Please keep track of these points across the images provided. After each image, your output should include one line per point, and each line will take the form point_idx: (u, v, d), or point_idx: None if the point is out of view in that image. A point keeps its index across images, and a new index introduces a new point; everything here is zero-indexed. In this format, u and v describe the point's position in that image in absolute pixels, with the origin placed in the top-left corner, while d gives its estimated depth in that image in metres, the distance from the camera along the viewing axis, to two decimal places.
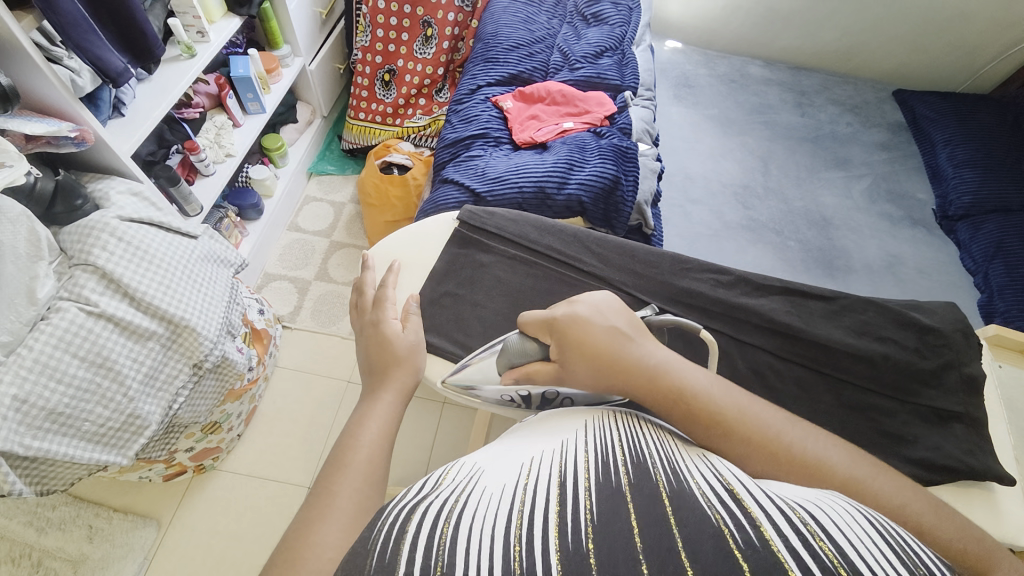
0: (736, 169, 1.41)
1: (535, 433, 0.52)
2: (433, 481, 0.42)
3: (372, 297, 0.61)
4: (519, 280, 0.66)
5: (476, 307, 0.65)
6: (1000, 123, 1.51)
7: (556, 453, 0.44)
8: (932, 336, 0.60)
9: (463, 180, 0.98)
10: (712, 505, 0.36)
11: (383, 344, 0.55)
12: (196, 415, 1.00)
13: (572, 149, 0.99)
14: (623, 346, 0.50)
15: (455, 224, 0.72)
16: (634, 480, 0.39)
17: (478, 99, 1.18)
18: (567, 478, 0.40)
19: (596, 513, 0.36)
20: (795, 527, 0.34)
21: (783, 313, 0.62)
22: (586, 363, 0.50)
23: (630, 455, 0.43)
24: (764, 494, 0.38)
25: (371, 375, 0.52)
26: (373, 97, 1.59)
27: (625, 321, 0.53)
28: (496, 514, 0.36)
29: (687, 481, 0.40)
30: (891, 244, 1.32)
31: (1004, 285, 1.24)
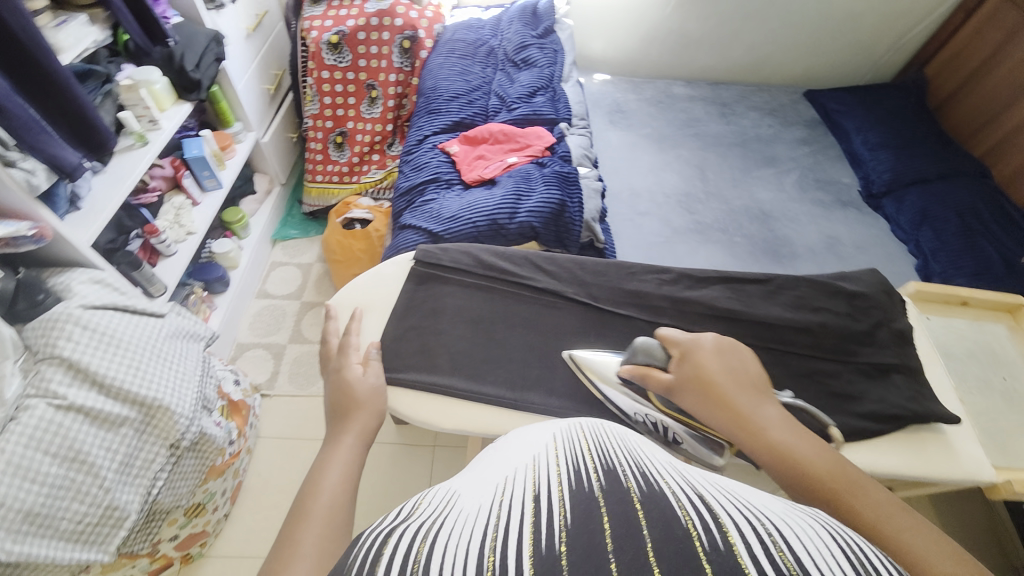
0: (677, 180, 1.53)
1: (503, 447, 0.52)
2: (410, 508, 0.41)
3: (337, 344, 0.60)
4: (479, 307, 0.64)
5: (440, 336, 0.62)
6: (901, 106, 1.68)
7: (529, 468, 0.43)
8: (859, 300, 0.67)
9: (420, 223, 1.04)
10: (683, 510, 0.36)
11: (339, 392, 0.54)
12: (177, 498, 0.97)
13: (518, 181, 1.05)
14: (737, 393, 0.52)
15: (412, 264, 0.69)
16: (605, 485, 0.39)
17: (426, 148, 1.25)
18: (542, 491, 0.39)
19: (569, 517, 0.35)
20: (760, 536, 0.33)
21: (725, 299, 0.65)
22: (693, 391, 0.52)
23: (600, 462, 0.43)
24: (731, 501, 0.38)
25: (332, 419, 0.52)
26: (328, 160, 1.66)
27: (749, 372, 0.54)
28: (467, 534, 0.35)
29: (659, 485, 0.40)
30: (827, 227, 1.45)
31: (935, 248, 1.35)
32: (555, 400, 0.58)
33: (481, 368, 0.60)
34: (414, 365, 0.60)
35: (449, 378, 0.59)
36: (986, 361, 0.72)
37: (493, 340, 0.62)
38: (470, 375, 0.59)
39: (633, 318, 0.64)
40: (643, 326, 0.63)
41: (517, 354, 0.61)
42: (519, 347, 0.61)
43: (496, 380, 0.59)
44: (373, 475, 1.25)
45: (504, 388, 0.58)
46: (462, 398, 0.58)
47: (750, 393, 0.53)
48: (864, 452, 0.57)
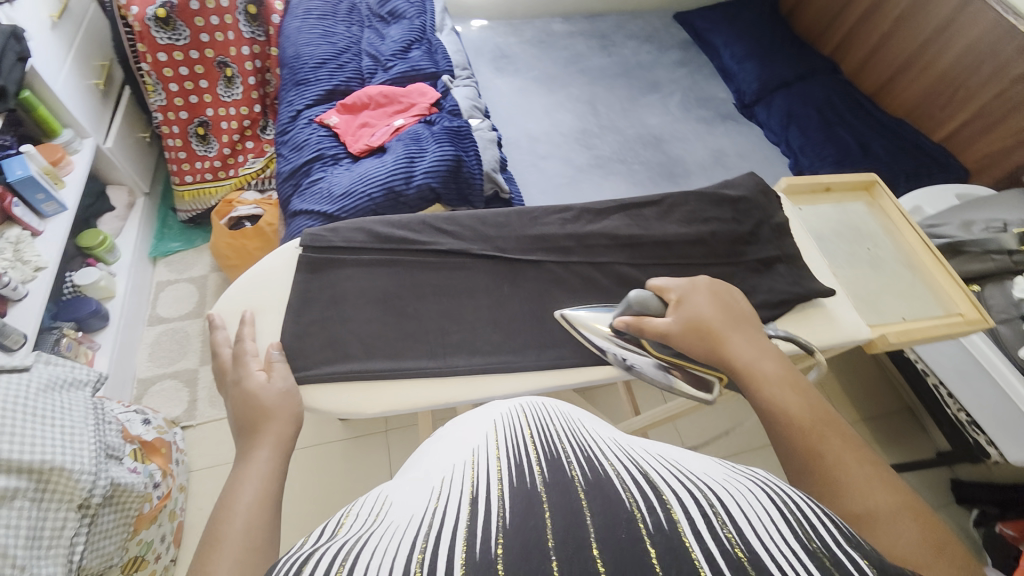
0: (572, 118, 1.54)
1: (440, 446, 0.46)
2: (330, 528, 0.35)
3: (230, 356, 0.53)
4: (386, 285, 0.58)
5: (346, 321, 0.56)
6: (759, 16, 1.79)
7: (468, 461, 0.38)
8: (741, 203, 0.71)
9: (311, 207, 0.95)
10: (629, 491, 0.33)
11: (241, 406, 0.49)
12: (106, 557, 0.88)
13: (407, 143, 0.99)
14: (735, 337, 0.52)
15: (297, 252, 0.59)
16: (549, 478, 0.35)
17: (302, 123, 1.13)
18: (479, 486, 0.34)
19: (509, 515, 0.31)
20: (704, 508, 0.31)
21: (625, 227, 0.67)
22: (692, 336, 0.52)
23: (543, 451, 0.39)
24: (675, 479, 0.35)
25: (239, 436, 0.47)
26: (194, 156, 1.45)
27: (742, 316, 0.55)
28: (394, 542, 0.29)
29: (603, 468, 0.36)
30: (713, 142, 1.55)
31: (803, 144, 1.49)
32: (480, 359, 0.55)
33: (399, 344, 0.55)
34: (324, 360, 0.54)
35: (368, 363, 0.54)
36: (841, 237, 0.76)
37: (405, 314, 0.57)
38: (388, 355, 0.54)
39: (543, 262, 0.63)
40: (554, 269, 0.62)
41: (434, 322, 0.57)
42: (434, 315, 0.57)
43: (419, 354, 0.55)
44: (330, 474, 1.21)
45: (427, 359, 0.55)
46: (382, 381, 0.53)
47: (746, 333, 0.53)
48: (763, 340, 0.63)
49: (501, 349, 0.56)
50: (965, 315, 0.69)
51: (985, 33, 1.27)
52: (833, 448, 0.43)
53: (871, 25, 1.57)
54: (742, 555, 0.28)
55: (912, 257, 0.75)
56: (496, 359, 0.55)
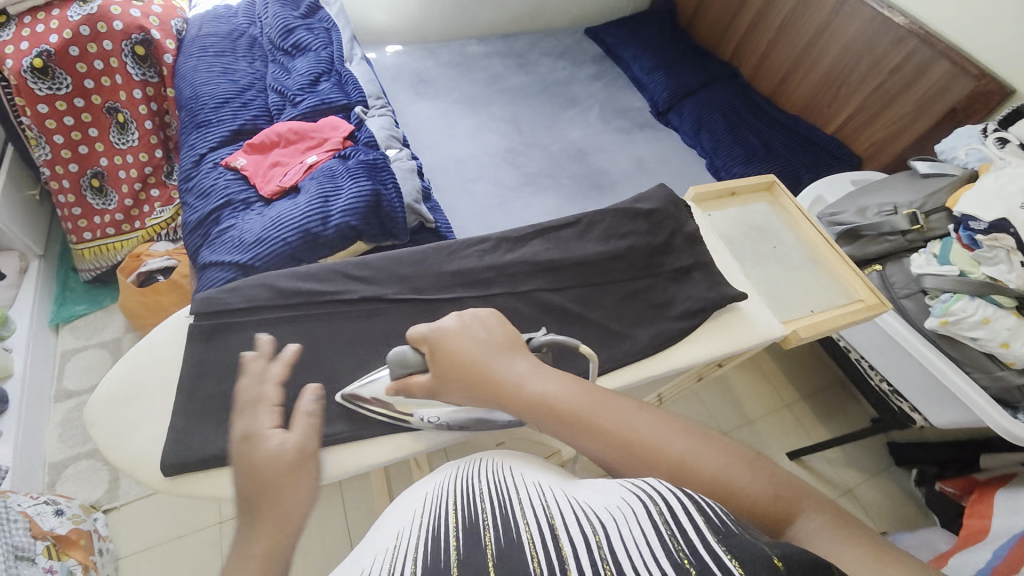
0: (497, 138, 1.55)
1: (390, 520, 0.46)
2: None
3: (268, 397, 0.50)
4: (286, 343, 0.55)
5: (257, 390, 0.51)
6: (661, 29, 1.90)
7: (394, 547, 0.38)
8: (655, 215, 0.73)
9: (223, 257, 0.88)
10: (533, 550, 0.34)
11: (257, 464, 0.45)
12: None
13: (321, 181, 0.94)
14: (498, 357, 0.50)
15: (190, 322, 0.54)
16: (463, 550, 0.35)
17: (206, 168, 1.06)
18: (400, 572, 0.34)
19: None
20: (591, 553, 0.32)
21: (545, 251, 0.67)
22: (459, 379, 0.50)
23: (462, 520, 0.39)
24: (575, 522, 0.36)
25: (245, 512, 0.42)
26: (91, 210, 1.33)
27: (497, 337, 0.52)
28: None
29: (515, 526, 0.37)
30: (633, 150, 1.61)
31: (715, 146, 1.58)
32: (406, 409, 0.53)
33: (310, 408, 0.51)
34: (223, 438, 0.49)
35: (274, 436, 0.49)
36: (752, 237, 0.81)
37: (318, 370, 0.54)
38: (297, 423, 0.50)
39: (463, 298, 0.61)
40: (476, 303, 0.61)
41: (345, 379, 0.55)
42: (349, 369, 0.56)
43: (335, 416, 0.51)
44: None
45: (345, 420, 0.52)
46: (292, 454, 0.48)
47: (502, 352, 0.51)
48: (688, 349, 0.64)
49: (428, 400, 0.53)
50: (866, 301, 0.74)
51: (860, 31, 1.41)
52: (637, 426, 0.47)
53: (758, 34, 1.72)
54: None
55: (815, 251, 0.81)
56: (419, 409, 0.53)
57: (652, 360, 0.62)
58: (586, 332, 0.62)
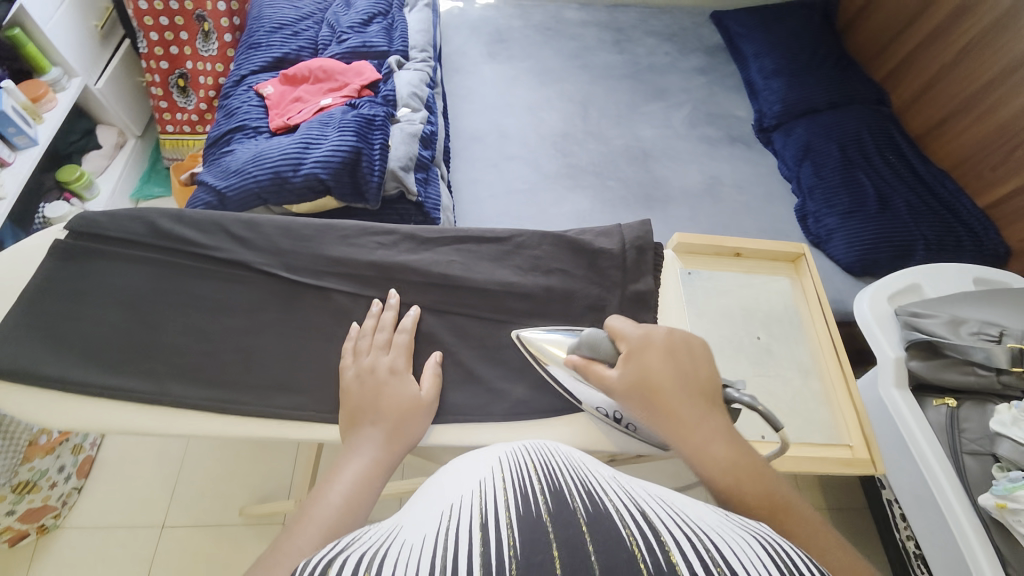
0: (555, 118, 1.40)
1: (445, 472, 0.45)
2: (344, 541, 0.33)
3: (403, 344, 0.53)
4: (137, 283, 0.54)
5: (90, 321, 0.52)
6: (805, 26, 1.54)
7: (479, 486, 0.37)
8: (601, 259, 0.60)
9: (208, 179, 0.92)
10: (627, 524, 0.32)
11: (393, 400, 0.49)
12: None
13: (314, 126, 0.92)
14: (683, 404, 0.45)
15: (61, 237, 0.55)
16: (554, 508, 0.33)
17: (241, 90, 1.09)
18: (493, 507, 0.33)
19: (519, 545, 0.29)
20: (703, 554, 0.30)
21: (446, 263, 0.59)
22: (637, 402, 0.46)
23: (548, 481, 0.38)
24: (673, 522, 0.34)
25: (370, 417, 0.48)
26: (175, 107, 1.45)
27: (698, 371, 0.48)
28: (411, 555, 0.29)
29: (602, 500, 0.36)
30: (710, 166, 1.36)
31: (813, 185, 1.28)
32: (205, 391, 0.51)
33: (119, 356, 0.51)
34: (33, 356, 0.50)
35: (73, 373, 0.50)
36: (735, 318, 0.62)
37: (145, 323, 0.53)
38: (104, 367, 0.50)
39: (331, 290, 0.56)
40: (341, 300, 0.56)
41: (168, 340, 0.52)
42: (182, 333, 0.53)
43: (137, 372, 0.51)
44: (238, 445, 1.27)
45: (144, 381, 0.50)
46: (81, 398, 0.49)
47: (700, 397, 0.46)
48: (563, 431, 0.53)
49: (233, 387, 0.51)
50: (852, 452, 0.55)
51: None
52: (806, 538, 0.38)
53: (932, 52, 1.31)
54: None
55: (818, 362, 0.61)
56: (218, 394, 0.51)
57: (506, 426, 0.53)
58: (444, 370, 0.55)
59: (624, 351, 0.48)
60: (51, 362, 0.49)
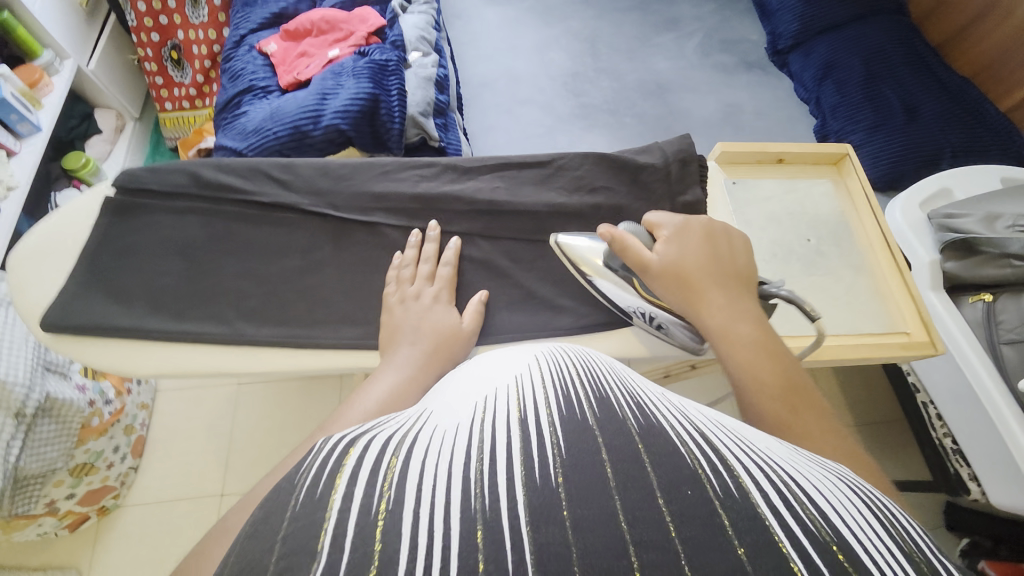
0: (564, 58, 1.35)
1: (460, 374, 0.40)
2: (376, 426, 0.29)
3: (446, 275, 0.53)
4: (188, 234, 0.54)
5: (150, 274, 0.52)
6: None
7: (510, 388, 0.32)
8: (646, 174, 0.59)
9: (227, 141, 0.91)
10: (685, 442, 0.27)
11: (435, 324, 0.49)
12: (49, 463, 0.95)
13: (327, 77, 0.90)
14: (714, 285, 0.46)
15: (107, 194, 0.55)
16: (597, 413, 0.28)
17: (242, 51, 1.06)
18: (530, 412, 0.28)
19: (565, 443, 0.26)
20: (779, 484, 0.25)
21: (490, 190, 0.58)
22: (669, 284, 0.47)
23: (591, 387, 0.32)
24: (733, 440, 0.29)
25: (414, 334, 0.48)
26: (171, 82, 1.41)
27: (734, 260, 0.49)
28: (446, 457, 0.25)
29: (656, 412, 0.30)
30: (727, 94, 1.33)
31: (836, 104, 1.24)
32: (273, 330, 0.51)
33: (185, 303, 0.51)
34: (97, 312, 0.50)
35: (139, 323, 0.50)
36: (785, 223, 0.63)
37: (203, 269, 0.53)
38: (175, 313, 0.51)
39: (380, 225, 0.56)
40: (392, 235, 0.56)
41: (225, 283, 0.52)
42: (239, 278, 0.53)
43: (205, 317, 0.51)
44: (284, 412, 1.27)
45: (215, 324, 0.51)
46: (153, 343, 0.49)
47: (731, 281, 0.47)
48: (625, 340, 0.55)
49: (298, 325, 0.52)
50: (910, 336, 0.56)
51: None
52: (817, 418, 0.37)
53: None
54: (833, 543, 0.22)
55: (867, 260, 0.61)
56: (291, 331, 0.51)
57: (572, 340, 0.54)
58: (506, 293, 0.55)
59: (664, 236, 0.49)
60: (121, 317, 0.50)
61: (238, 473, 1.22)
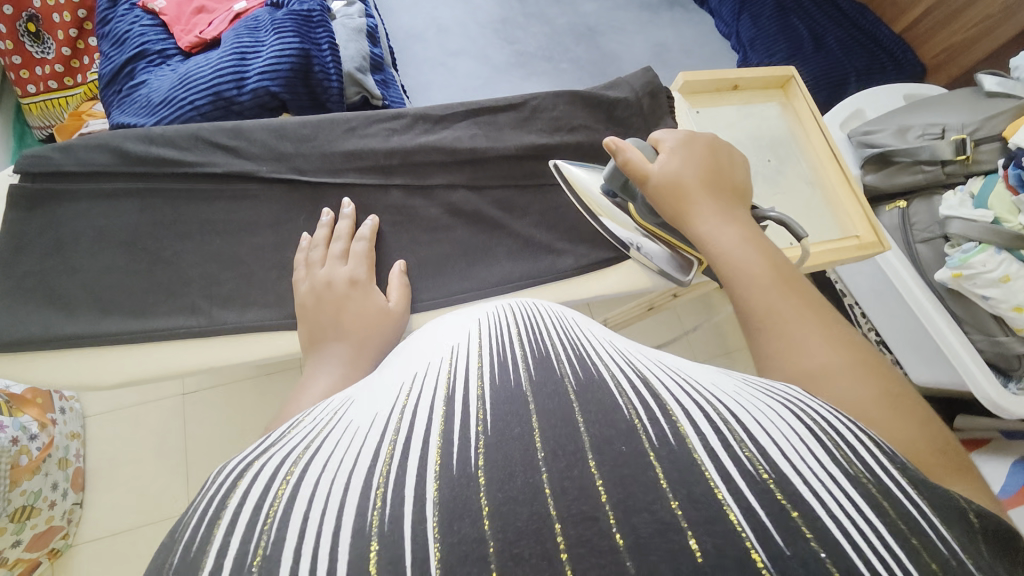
0: (490, 4, 1.29)
1: (409, 345, 0.35)
2: (276, 435, 0.26)
3: (363, 253, 0.51)
4: (134, 220, 0.52)
5: (105, 271, 0.51)
6: None
7: (445, 359, 0.28)
8: (619, 108, 0.60)
9: (129, 119, 0.77)
10: (627, 394, 0.24)
11: (356, 312, 0.45)
12: None
13: (241, 33, 0.79)
14: (706, 195, 0.45)
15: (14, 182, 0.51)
16: (534, 376, 0.25)
17: (122, 9, 0.88)
18: (459, 387, 0.25)
19: (491, 417, 0.23)
20: (724, 420, 0.23)
21: (469, 138, 0.59)
22: (665, 196, 0.46)
23: (530, 343, 0.29)
24: (677, 382, 0.26)
25: (335, 327, 0.44)
26: (32, 60, 1.13)
27: (723, 174, 0.47)
28: (347, 466, 0.21)
29: (596, 362, 0.27)
30: (655, 34, 1.34)
31: (753, 38, 1.29)
32: (259, 313, 0.51)
33: (148, 299, 0.50)
34: (44, 321, 0.48)
35: (98, 325, 0.49)
36: (749, 146, 0.66)
37: (159, 259, 0.51)
38: (130, 313, 0.50)
39: (354, 186, 0.56)
40: (374, 197, 0.56)
41: (196, 270, 0.52)
42: (219, 267, 0.52)
43: (177, 309, 0.51)
44: (244, 411, 1.17)
45: (188, 317, 0.50)
46: (126, 344, 0.49)
47: (723, 193, 0.46)
48: (618, 273, 0.58)
49: (290, 304, 0.51)
50: (861, 239, 0.62)
51: None
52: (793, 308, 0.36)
53: None
54: (768, 477, 0.20)
55: (818, 172, 0.66)
56: (284, 313, 0.51)
57: (567, 280, 0.57)
58: (500, 242, 0.57)
59: (666, 147, 0.49)
60: (70, 323, 0.48)
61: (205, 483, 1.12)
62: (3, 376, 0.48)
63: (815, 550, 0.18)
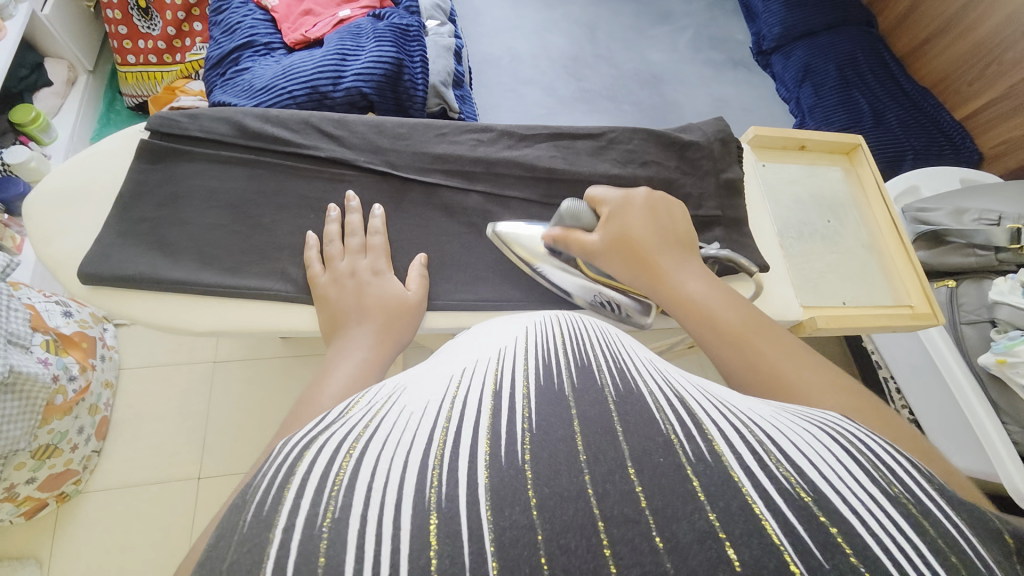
0: (564, 41, 1.36)
1: (459, 343, 0.36)
2: (334, 413, 0.26)
3: (382, 247, 0.54)
4: (239, 187, 0.57)
5: (209, 228, 0.55)
6: None
7: (493, 357, 0.29)
8: (691, 150, 0.64)
9: (230, 99, 0.84)
10: (662, 410, 0.24)
11: (380, 299, 0.48)
12: (11, 443, 0.84)
13: (345, 37, 0.86)
14: (663, 255, 0.46)
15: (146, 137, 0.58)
16: (577, 381, 0.25)
17: (236, 2, 0.96)
18: (506, 384, 0.26)
19: (535, 415, 0.23)
20: (755, 442, 0.23)
21: (548, 158, 0.63)
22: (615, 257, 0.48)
23: (572, 349, 0.29)
24: (711, 401, 0.26)
25: (359, 312, 0.47)
26: (136, 33, 1.24)
27: (677, 228, 0.49)
28: (406, 444, 0.22)
29: (633, 374, 0.27)
30: (716, 89, 1.39)
31: (813, 105, 1.33)
32: None
33: (242, 259, 0.54)
34: (148, 263, 0.52)
35: (193, 276, 0.53)
36: (809, 205, 0.68)
37: (257, 225, 0.56)
38: (224, 269, 0.54)
39: (438, 186, 0.60)
40: (456, 200, 0.60)
41: (288, 239, 0.56)
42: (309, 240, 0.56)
43: (267, 272, 0.54)
44: (265, 391, 1.20)
45: (275, 280, 0.54)
46: (216, 296, 0.53)
47: (676, 249, 0.47)
48: None
49: None
50: (915, 309, 0.62)
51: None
52: (767, 350, 0.36)
53: None
54: (805, 496, 0.20)
55: (876, 238, 0.67)
56: None
57: None
58: None
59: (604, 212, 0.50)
60: (171, 269, 0.52)
61: (214, 454, 1.14)
62: (104, 307, 0.52)
63: (854, 567, 0.18)
